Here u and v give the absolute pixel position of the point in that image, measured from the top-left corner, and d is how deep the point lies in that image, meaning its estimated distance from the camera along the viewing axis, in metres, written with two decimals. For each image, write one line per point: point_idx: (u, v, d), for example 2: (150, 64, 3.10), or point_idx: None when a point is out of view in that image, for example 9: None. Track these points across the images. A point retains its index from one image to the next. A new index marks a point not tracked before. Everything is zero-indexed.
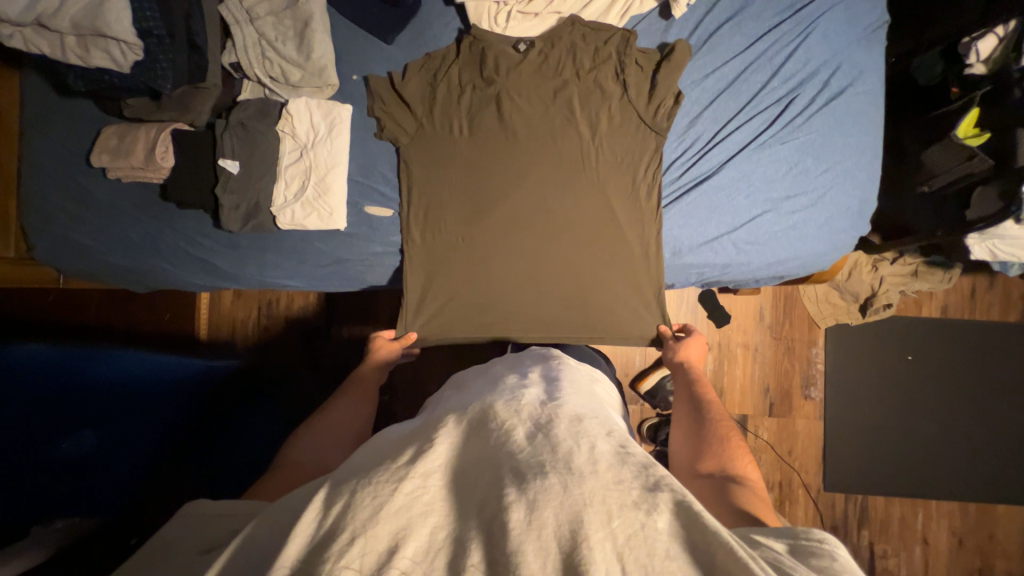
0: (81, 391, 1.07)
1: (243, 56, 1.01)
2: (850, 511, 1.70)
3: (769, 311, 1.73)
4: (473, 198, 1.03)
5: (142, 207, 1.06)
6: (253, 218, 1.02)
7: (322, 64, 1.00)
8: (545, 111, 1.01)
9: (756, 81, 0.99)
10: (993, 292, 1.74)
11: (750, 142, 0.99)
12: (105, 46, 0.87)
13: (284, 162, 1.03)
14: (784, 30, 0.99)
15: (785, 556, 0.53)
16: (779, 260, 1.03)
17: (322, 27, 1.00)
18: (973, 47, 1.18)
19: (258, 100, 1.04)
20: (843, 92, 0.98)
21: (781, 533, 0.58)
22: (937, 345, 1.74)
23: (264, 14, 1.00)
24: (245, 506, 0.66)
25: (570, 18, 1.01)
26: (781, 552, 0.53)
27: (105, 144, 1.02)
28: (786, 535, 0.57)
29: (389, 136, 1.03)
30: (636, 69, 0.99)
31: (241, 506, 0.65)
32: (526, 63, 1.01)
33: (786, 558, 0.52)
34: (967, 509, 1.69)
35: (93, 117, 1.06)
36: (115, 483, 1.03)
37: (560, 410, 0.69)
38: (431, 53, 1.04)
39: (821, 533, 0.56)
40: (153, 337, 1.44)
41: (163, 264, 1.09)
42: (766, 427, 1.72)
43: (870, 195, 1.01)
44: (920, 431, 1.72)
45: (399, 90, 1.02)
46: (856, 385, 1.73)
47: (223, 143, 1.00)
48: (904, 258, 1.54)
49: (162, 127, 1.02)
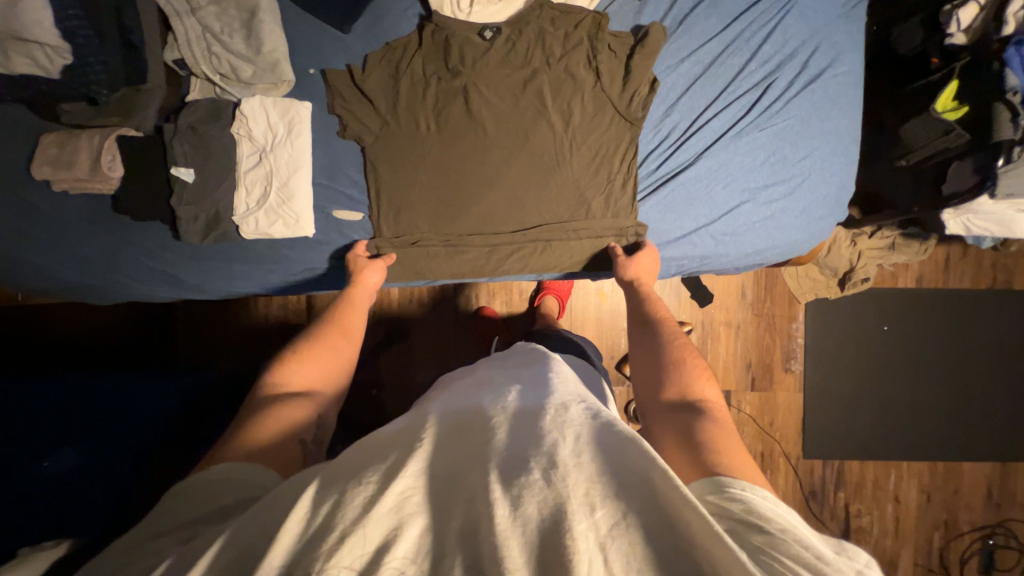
0: (61, 410, 1.07)
1: (188, 53, 0.93)
2: (827, 475, 1.78)
3: (751, 289, 1.74)
4: (447, 193, 0.99)
5: (94, 221, 1.00)
6: (214, 228, 0.98)
7: (274, 59, 0.92)
8: (517, 103, 0.97)
9: (733, 64, 0.95)
10: (966, 261, 1.77)
11: (728, 130, 0.96)
12: (27, 51, 0.83)
13: (243, 167, 0.97)
14: (762, 7, 0.94)
15: (742, 514, 0.52)
16: (758, 250, 1.02)
17: (271, 16, 0.92)
18: (954, 16, 1.14)
19: (209, 101, 0.97)
20: (822, 74, 0.95)
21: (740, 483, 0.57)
22: (912, 315, 1.78)
23: (206, 3, 0.91)
24: None
25: (538, 0, 0.94)
26: (737, 510, 0.53)
27: (45, 155, 0.94)
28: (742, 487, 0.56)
29: (352, 136, 0.98)
30: (609, 55, 0.94)
31: None
32: (495, 52, 0.96)
33: (742, 517, 0.52)
34: (935, 468, 1.79)
35: (26, 123, 0.97)
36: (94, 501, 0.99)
37: (544, 402, 0.67)
38: (392, 43, 0.97)
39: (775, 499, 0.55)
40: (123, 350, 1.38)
41: (123, 279, 1.04)
42: (748, 401, 1.76)
43: (848, 182, 1.00)
44: (893, 396, 1.78)
45: (361, 86, 0.96)
46: (834, 356, 1.78)
47: (173, 150, 0.94)
48: (881, 232, 1.54)
49: (106, 134, 0.94)
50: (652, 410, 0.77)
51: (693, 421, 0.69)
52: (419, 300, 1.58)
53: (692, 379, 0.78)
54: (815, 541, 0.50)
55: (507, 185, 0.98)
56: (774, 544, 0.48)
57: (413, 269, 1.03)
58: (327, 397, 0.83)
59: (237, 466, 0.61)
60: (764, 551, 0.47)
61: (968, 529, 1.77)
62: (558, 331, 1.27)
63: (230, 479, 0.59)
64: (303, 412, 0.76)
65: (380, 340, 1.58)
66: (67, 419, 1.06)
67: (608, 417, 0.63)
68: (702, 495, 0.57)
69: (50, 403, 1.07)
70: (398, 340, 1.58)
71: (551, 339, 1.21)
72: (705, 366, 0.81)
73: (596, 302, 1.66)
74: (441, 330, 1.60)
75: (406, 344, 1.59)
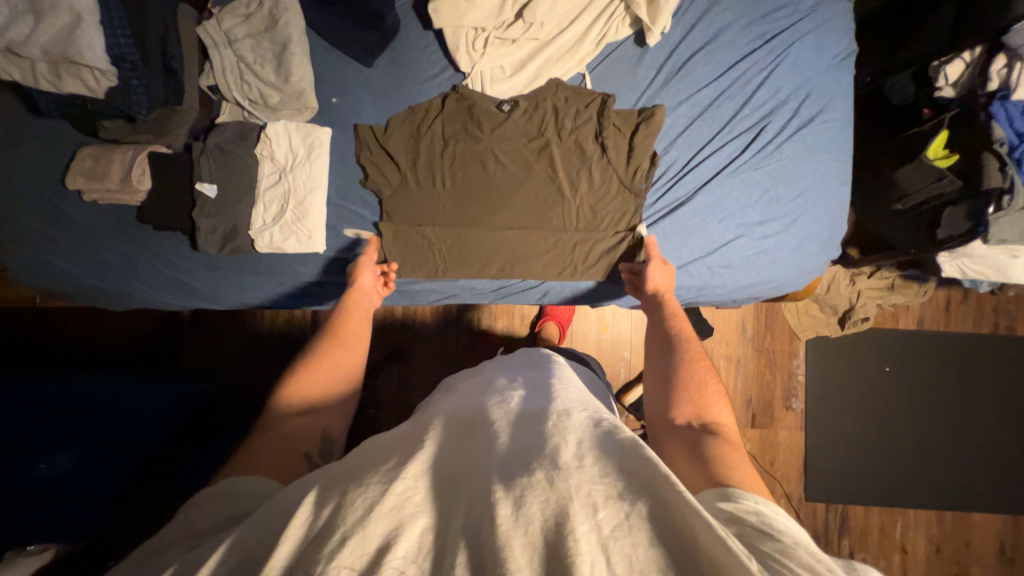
0: (60, 414, 1.08)
1: (222, 79, 1.01)
2: (830, 520, 1.72)
3: (751, 324, 1.76)
4: (458, 215, 1.03)
5: (120, 228, 1.06)
6: (230, 241, 1.02)
7: (300, 87, 0.99)
8: (529, 134, 1.02)
9: (728, 107, 1.01)
10: (967, 305, 1.78)
11: (724, 167, 1.01)
12: (78, 74, 0.88)
13: (262, 185, 1.03)
14: (756, 57, 1.00)
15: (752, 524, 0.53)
16: (753, 283, 1.04)
17: (301, 50, 1.00)
18: (942, 71, 1.22)
19: (236, 123, 1.04)
20: (813, 119, 1.00)
21: (747, 496, 0.58)
22: (913, 357, 1.77)
23: (242, 36, 1.00)
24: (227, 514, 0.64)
25: (554, 81, 1.02)
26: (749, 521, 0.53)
27: (80, 167, 1.01)
28: (749, 497, 0.57)
29: (372, 186, 1.03)
30: (615, 116, 1.00)
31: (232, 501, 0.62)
32: (511, 122, 1.02)
33: (752, 528, 0.52)
34: (943, 517, 1.73)
35: (67, 138, 1.04)
36: (90, 507, 1.01)
37: (548, 409, 0.70)
38: (414, 107, 1.04)
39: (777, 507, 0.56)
40: (118, 355, 1.38)
41: (140, 285, 1.09)
42: (749, 438, 1.74)
43: (840, 219, 1.03)
44: (897, 440, 1.75)
45: (384, 144, 1.02)
46: (836, 395, 1.76)
47: (200, 166, 1.00)
48: (880, 273, 1.56)
49: (139, 150, 1.00)
50: (663, 421, 0.78)
51: (705, 438, 0.70)
52: (422, 320, 1.61)
53: (706, 396, 0.79)
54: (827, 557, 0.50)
55: (511, 224, 1.02)
56: (787, 552, 0.48)
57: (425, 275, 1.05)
58: (339, 413, 0.83)
59: (240, 480, 0.62)
60: (773, 558, 0.47)
61: None
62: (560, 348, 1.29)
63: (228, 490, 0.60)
64: (307, 427, 0.76)
65: (381, 358, 1.59)
66: (70, 420, 1.08)
67: (609, 426, 0.65)
68: (713, 502, 0.58)
69: (51, 407, 1.08)
70: (398, 359, 1.60)
71: None
72: (719, 386, 0.81)
73: (597, 330, 1.68)
74: (441, 349, 1.61)
75: (407, 363, 1.60)
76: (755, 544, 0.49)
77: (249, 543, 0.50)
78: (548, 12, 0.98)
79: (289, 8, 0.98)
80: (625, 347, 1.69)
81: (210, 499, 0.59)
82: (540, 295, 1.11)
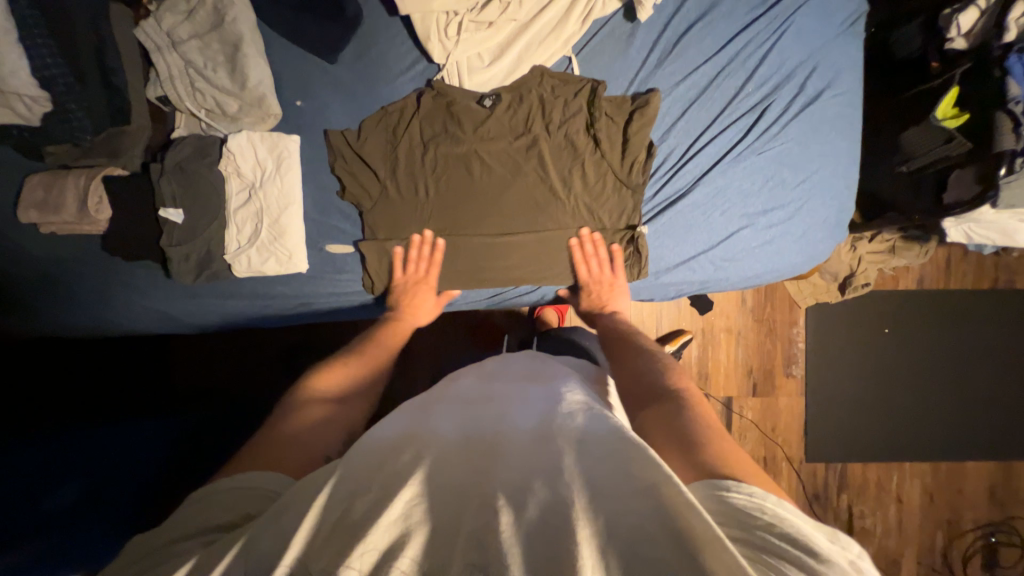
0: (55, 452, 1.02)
1: (172, 89, 0.91)
2: (830, 478, 1.78)
3: (750, 295, 1.73)
4: (442, 209, 0.96)
5: (85, 259, 0.99)
6: (206, 267, 0.96)
7: (259, 92, 0.90)
8: (512, 117, 0.94)
9: (729, 86, 0.93)
10: (967, 262, 1.76)
11: (725, 154, 0.94)
12: (5, 100, 0.83)
13: (233, 205, 0.96)
14: (757, 27, 0.91)
15: (734, 520, 0.51)
16: (757, 274, 1.01)
17: (255, 49, 0.89)
18: (953, 22, 1.13)
19: (195, 137, 0.95)
20: (819, 95, 0.93)
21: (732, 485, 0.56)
22: (911, 316, 1.77)
23: (187, 37, 0.89)
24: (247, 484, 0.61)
25: (538, 69, 0.93)
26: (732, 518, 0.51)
27: (30, 198, 0.92)
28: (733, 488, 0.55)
29: (351, 199, 0.96)
30: (607, 108, 0.92)
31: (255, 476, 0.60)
32: (494, 120, 0.94)
33: (733, 523, 0.51)
34: (937, 467, 1.79)
35: (10, 166, 0.95)
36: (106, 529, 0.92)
37: (554, 409, 0.67)
38: (387, 107, 0.95)
39: (756, 490, 0.54)
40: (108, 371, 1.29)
41: (117, 316, 1.03)
42: (751, 407, 1.76)
43: (847, 203, 0.98)
44: (893, 397, 1.79)
45: (358, 150, 0.94)
46: (835, 359, 1.77)
47: (162, 190, 0.92)
48: (882, 237, 1.51)
49: (92, 174, 0.92)
50: (640, 406, 0.76)
51: (683, 421, 0.69)
52: None
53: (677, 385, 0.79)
54: (813, 536, 0.49)
55: (504, 229, 0.96)
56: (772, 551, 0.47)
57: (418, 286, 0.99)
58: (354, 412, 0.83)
59: (253, 476, 0.60)
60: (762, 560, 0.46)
61: (970, 526, 1.78)
62: (559, 331, 1.25)
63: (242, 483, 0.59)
64: (326, 428, 0.74)
65: None
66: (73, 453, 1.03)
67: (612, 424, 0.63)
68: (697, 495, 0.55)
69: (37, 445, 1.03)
70: (398, 361, 1.57)
71: (554, 342, 1.19)
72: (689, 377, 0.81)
73: None
74: (439, 347, 1.58)
75: (405, 364, 1.57)
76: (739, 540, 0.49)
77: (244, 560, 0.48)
78: None
79: (235, 2, 0.87)
80: None
81: (230, 492, 0.58)
82: (539, 298, 1.06)
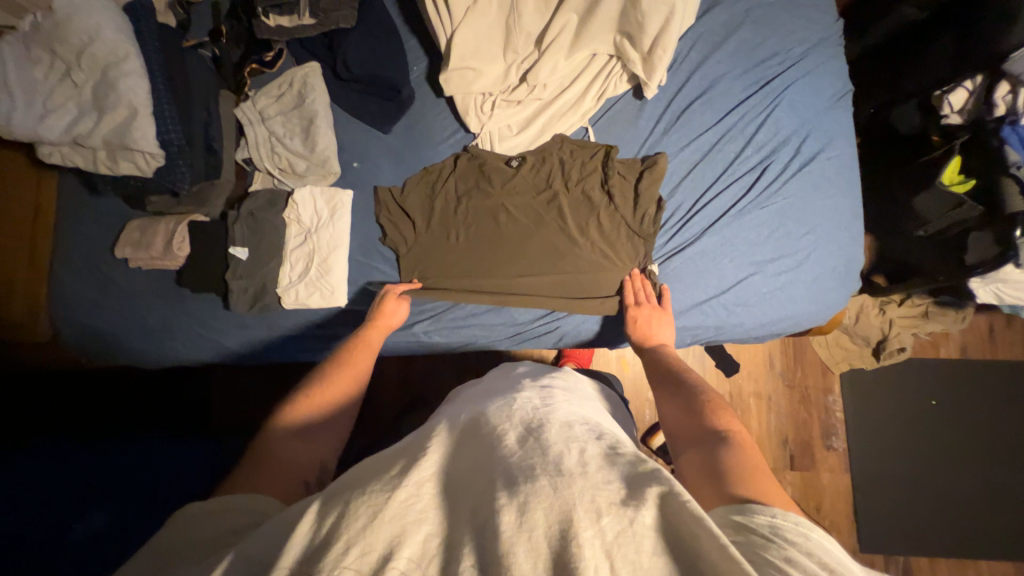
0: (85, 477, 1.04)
1: (255, 152, 1.11)
2: (892, 575, 1.56)
3: (779, 358, 1.68)
4: (470, 253, 1.07)
5: (158, 291, 1.14)
6: (259, 300, 1.08)
7: (325, 155, 1.08)
8: (534, 174, 1.08)
9: (730, 150, 1.04)
10: (1013, 331, 1.68)
11: (730, 208, 1.02)
12: (132, 158, 0.97)
13: (289, 247, 1.10)
14: (752, 102, 1.04)
15: (761, 535, 0.48)
16: (771, 320, 1.03)
17: (325, 123, 1.09)
18: (945, 100, 1.22)
19: (267, 190, 1.12)
20: (815, 157, 1.02)
21: (759, 507, 0.53)
22: (960, 387, 1.66)
23: (274, 114, 1.11)
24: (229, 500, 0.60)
25: (559, 137, 1.08)
26: (758, 532, 0.49)
27: (128, 238, 1.10)
28: (763, 509, 0.53)
29: (391, 243, 1.09)
30: (619, 172, 1.04)
31: (227, 502, 0.60)
32: (519, 177, 1.07)
33: (763, 539, 0.48)
34: (1021, 569, 1.55)
35: (118, 212, 1.15)
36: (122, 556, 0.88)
37: (551, 415, 0.67)
38: (429, 168, 1.11)
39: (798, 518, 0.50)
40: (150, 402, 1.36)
41: (174, 344, 1.15)
42: (789, 481, 1.62)
43: (854, 253, 1.02)
44: (954, 479, 1.62)
45: (402, 203, 1.08)
46: (879, 431, 1.65)
47: (233, 232, 1.08)
48: (911, 300, 1.49)
49: (179, 219, 1.09)
50: (678, 438, 0.73)
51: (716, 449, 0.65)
52: (441, 367, 1.62)
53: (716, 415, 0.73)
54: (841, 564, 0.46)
55: (526, 270, 1.05)
56: (793, 561, 0.44)
57: (430, 326, 1.09)
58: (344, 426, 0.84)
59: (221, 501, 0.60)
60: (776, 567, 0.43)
61: None
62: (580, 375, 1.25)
63: (219, 513, 0.59)
64: (308, 455, 0.74)
65: (401, 405, 1.59)
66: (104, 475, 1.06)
67: (610, 441, 0.62)
68: (728, 516, 0.54)
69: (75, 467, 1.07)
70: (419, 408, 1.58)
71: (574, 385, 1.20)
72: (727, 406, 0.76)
73: (618, 368, 1.65)
74: None
75: None
76: (759, 551, 0.46)
77: (258, 551, 0.50)
78: (550, 76, 1.05)
79: (316, 87, 1.09)
80: (648, 386, 1.65)
81: (209, 514, 0.58)
82: (557, 338, 1.11)
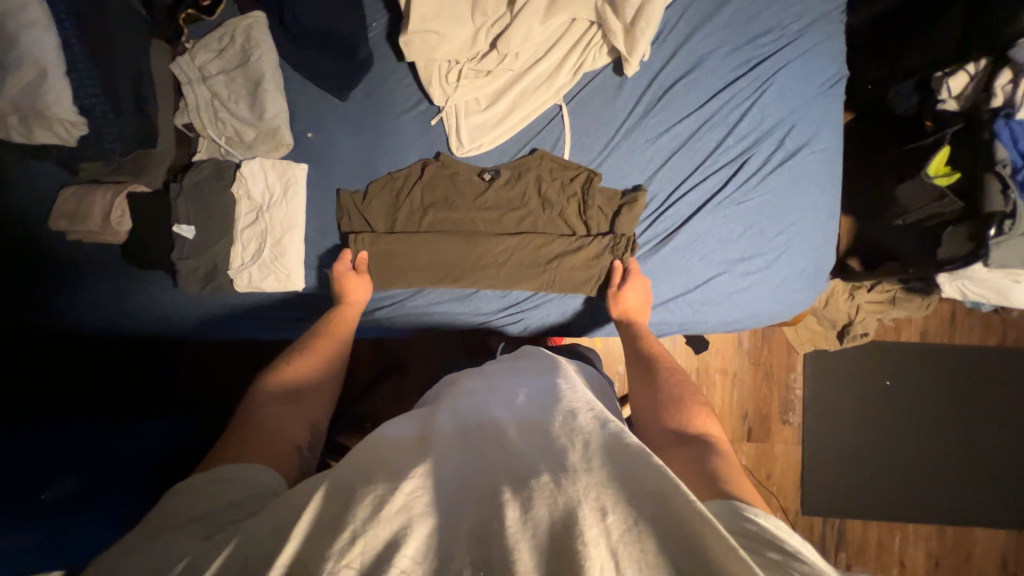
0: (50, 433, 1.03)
1: (195, 116, 1.01)
2: (828, 533, 1.71)
3: (747, 337, 1.71)
4: (435, 262, 1.01)
5: (102, 265, 1.07)
6: (211, 281, 1.03)
7: (274, 124, 0.98)
8: (512, 182, 1.00)
9: (711, 139, 0.97)
10: (974, 317, 1.72)
11: (706, 202, 0.98)
12: (48, 124, 0.89)
13: (239, 225, 1.03)
14: (739, 86, 0.96)
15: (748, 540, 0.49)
16: (735, 318, 1.03)
17: (274, 86, 0.98)
18: (944, 84, 1.17)
19: (213, 161, 1.03)
20: (798, 151, 0.97)
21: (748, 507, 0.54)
22: (915, 369, 1.73)
23: (216, 73, 0.99)
24: (220, 471, 0.61)
25: (540, 151, 1.00)
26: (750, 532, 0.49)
27: (61, 207, 1.01)
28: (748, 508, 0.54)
29: (347, 226, 1.03)
30: (601, 194, 0.98)
31: (218, 471, 0.61)
32: (491, 193, 1.00)
33: (753, 542, 0.48)
34: (944, 531, 1.71)
35: (46, 176, 1.05)
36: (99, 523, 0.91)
37: (554, 404, 0.65)
38: (393, 174, 1.03)
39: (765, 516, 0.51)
40: None
41: (126, 320, 1.10)
42: (745, 451, 1.71)
43: (827, 255, 1.00)
44: (896, 451, 1.73)
45: (364, 212, 1.01)
46: (833, 408, 1.73)
47: (177, 207, 0.99)
48: (882, 287, 1.45)
49: (118, 190, 1.00)
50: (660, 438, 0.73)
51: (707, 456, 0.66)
52: (410, 340, 1.61)
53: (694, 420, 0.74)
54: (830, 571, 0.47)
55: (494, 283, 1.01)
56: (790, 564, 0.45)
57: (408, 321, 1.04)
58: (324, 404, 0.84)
59: (236, 468, 0.62)
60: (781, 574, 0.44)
61: None
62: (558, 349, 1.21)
63: (221, 478, 0.60)
64: (294, 422, 0.76)
65: (370, 377, 1.59)
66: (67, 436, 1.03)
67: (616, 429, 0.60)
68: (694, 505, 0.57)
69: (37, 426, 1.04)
70: (389, 381, 1.58)
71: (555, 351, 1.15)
72: (707, 406, 0.79)
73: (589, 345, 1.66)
74: (430, 368, 1.60)
75: (396, 383, 1.59)
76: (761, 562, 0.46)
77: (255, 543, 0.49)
78: (523, 43, 0.95)
79: (261, 44, 0.96)
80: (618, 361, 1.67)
81: (200, 486, 0.59)
82: (521, 328, 1.08)
